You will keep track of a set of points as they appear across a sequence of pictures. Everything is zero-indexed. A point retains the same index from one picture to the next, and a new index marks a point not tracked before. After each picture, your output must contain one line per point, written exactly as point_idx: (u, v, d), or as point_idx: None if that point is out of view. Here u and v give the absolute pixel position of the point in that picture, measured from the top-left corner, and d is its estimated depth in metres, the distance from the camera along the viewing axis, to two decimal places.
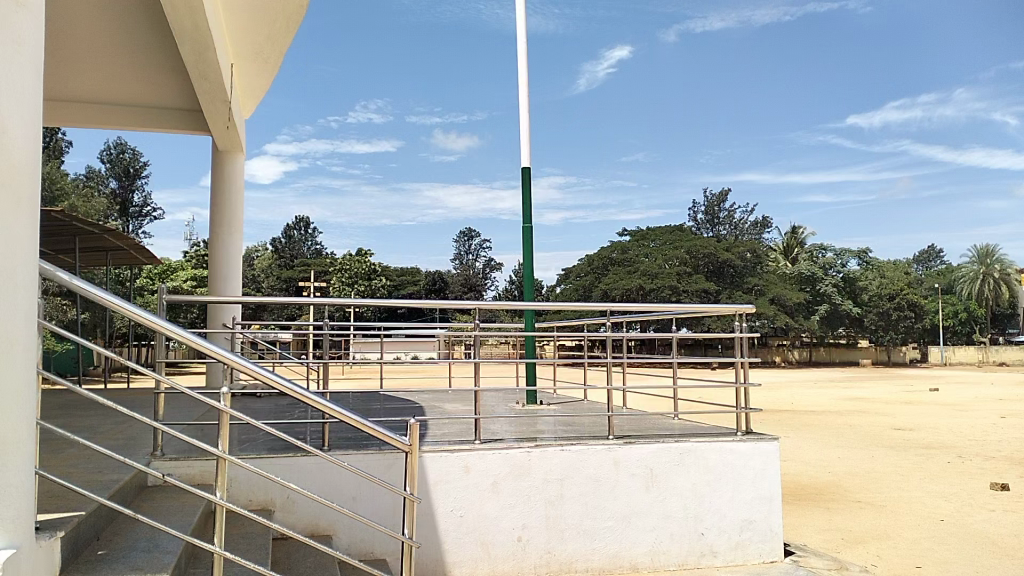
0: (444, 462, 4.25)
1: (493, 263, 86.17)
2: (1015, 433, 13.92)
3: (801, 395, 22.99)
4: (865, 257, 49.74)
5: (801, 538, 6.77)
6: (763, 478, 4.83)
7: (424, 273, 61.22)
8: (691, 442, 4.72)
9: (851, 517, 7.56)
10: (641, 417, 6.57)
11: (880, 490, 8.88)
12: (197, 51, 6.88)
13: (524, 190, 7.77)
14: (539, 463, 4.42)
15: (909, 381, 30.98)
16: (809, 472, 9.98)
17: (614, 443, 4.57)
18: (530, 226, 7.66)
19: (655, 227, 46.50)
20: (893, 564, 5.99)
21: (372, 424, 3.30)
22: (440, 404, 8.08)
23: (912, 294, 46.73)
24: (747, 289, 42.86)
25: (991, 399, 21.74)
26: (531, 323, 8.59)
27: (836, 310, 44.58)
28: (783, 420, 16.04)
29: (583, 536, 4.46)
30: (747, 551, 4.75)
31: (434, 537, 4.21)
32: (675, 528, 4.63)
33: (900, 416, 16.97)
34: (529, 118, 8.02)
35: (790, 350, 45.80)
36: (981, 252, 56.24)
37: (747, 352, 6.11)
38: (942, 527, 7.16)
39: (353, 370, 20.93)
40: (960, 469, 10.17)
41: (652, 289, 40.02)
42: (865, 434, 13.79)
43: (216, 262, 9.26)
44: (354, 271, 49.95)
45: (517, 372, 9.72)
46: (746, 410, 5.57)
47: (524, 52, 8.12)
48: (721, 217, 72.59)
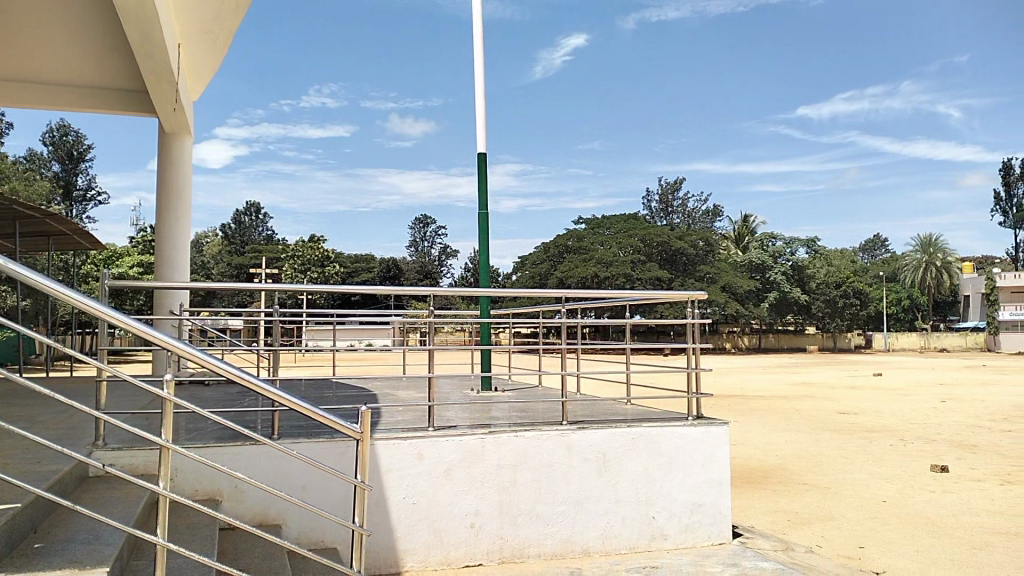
0: (397, 450, 4.21)
1: (449, 251, 86.05)
2: (953, 416, 14.42)
3: (750, 380, 23.46)
4: (814, 245, 50.79)
5: (748, 520, 6.90)
6: (712, 461, 4.90)
7: (379, 259, 60.77)
8: (642, 427, 4.76)
9: (796, 499, 7.74)
10: (595, 403, 6.59)
11: (825, 472, 9.10)
12: (142, 30, 6.65)
13: (479, 177, 7.72)
14: (492, 450, 4.41)
15: (855, 367, 31.90)
16: (757, 455, 10.19)
17: (567, 429, 4.59)
18: (485, 213, 7.63)
19: (609, 215, 46.94)
20: (836, 545, 6.14)
21: (322, 413, 3.24)
22: (393, 391, 8.02)
23: (857, 282, 47.99)
24: (699, 276, 43.46)
25: (931, 384, 22.49)
26: (486, 310, 8.55)
27: (785, 297, 45.67)
28: (733, 405, 16.36)
29: (536, 521, 4.47)
30: (696, 534, 4.83)
31: (386, 524, 4.17)
32: (627, 512, 4.68)
33: (844, 400, 17.47)
34: (484, 104, 7.97)
35: (740, 337, 46.73)
36: (925, 241, 58.58)
37: (698, 338, 6.18)
38: (883, 508, 7.37)
39: (306, 357, 20.73)
40: (901, 451, 10.50)
41: (607, 277, 40.27)
42: (811, 418, 14.13)
43: (164, 247, 9.01)
44: (307, 258, 49.44)
45: (471, 358, 9.67)
46: (697, 395, 5.64)
47: (480, 38, 8.05)
48: (674, 205, 73.39)
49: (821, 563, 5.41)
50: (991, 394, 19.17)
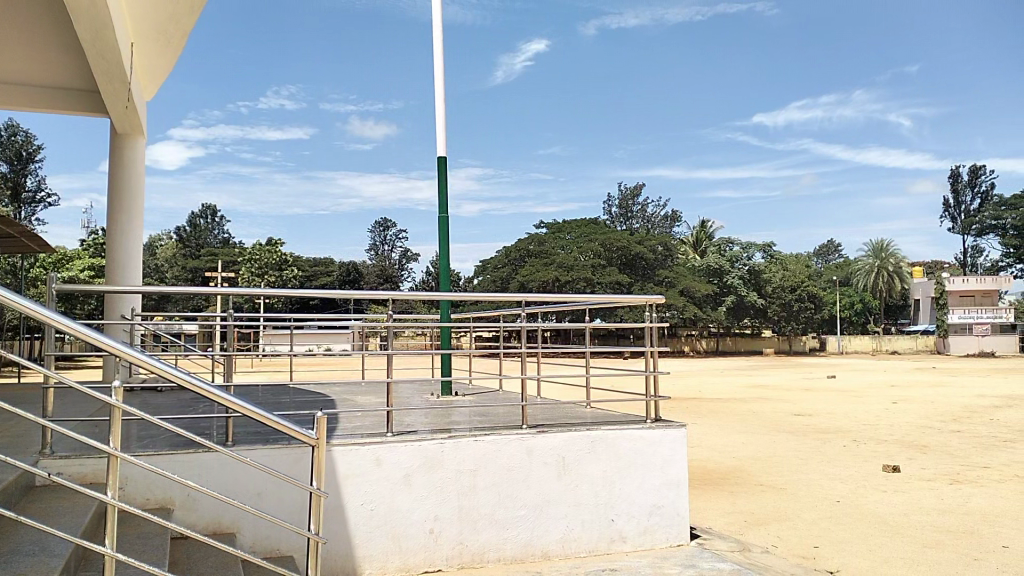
0: (355, 455, 4.15)
1: (410, 255, 85.71)
2: (905, 418, 14.76)
3: (707, 383, 23.76)
4: (769, 250, 51.64)
5: (706, 521, 6.97)
6: (670, 464, 4.93)
7: (339, 263, 60.28)
8: (601, 430, 4.78)
9: (753, 500, 7.84)
10: (554, 406, 6.60)
11: (781, 473, 9.24)
12: (93, 28, 6.49)
13: (439, 180, 7.69)
14: (452, 455, 4.38)
15: (809, 369, 32.55)
16: (715, 457, 10.31)
17: (527, 432, 4.59)
18: (445, 217, 7.59)
19: (570, 220, 47.27)
20: (791, 545, 6.24)
21: (277, 418, 3.18)
22: (351, 396, 7.94)
23: (812, 286, 48.94)
24: (658, 281, 43.89)
25: (882, 386, 23.03)
26: (445, 314, 8.52)
27: (742, 301, 46.42)
28: (692, 408, 16.54)
29: (496, 526, 4.45)
30: (654, 536, 4.86)
31: (344, 531, 4.10)
32: (587, 515, 4.68)
33: (798, 402, 17.82)
34: (444, 107, 7.93)
35: (698, 340, 47.31)
36: (877, 247, 60.04)
37: (656, 341, 6.23)
38: (837, 508, 7.51)
39: (264, 362, 20.42)
40: (854, 452, 10.71)
41: (568, 281, 40.46)
42: (767, 420, 14.34)
43: (115, 251, 8.79)
44: (264, 261, 48.77)
45: (432, 362, 9.63)
46: (656, 398, 5.67)
47: (439, 41, 8.03)
48: (634, 210, 74.04)
49: (777, 564, 5.49)
50: (940, 395, 19.69)
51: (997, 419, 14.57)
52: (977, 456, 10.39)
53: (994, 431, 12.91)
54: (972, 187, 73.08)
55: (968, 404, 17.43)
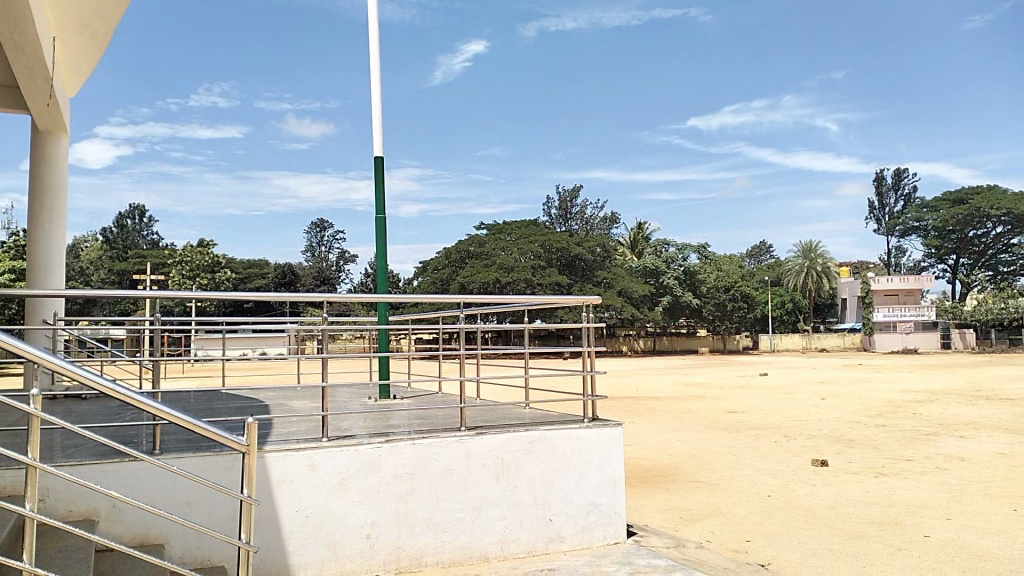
0: (289, 461, 4.07)
1: (348, 256, 84.90)
2: (833, 413, 15.25)
3: (645, 382, 24.09)
4: (704, 251, 52.72)
5: (643, 519, 7.06)
6: (606, 462, 4.99)
7: (274, 264, 59.18)
8: (539, 430, 4.81)
9: (688, 496, 7.98)
10: (493, 407, 6.60)
11: (715, 470, 9.43)
12: (11, 22, 6.21)
13: (377, 180, 7.60)
14: (390, 458, 4.34)
15: (741, 367, 33.42)
16: (652, 455, 10.46)
17: (465, 435, 4.57)
18: (383, 218, 7.51)
19: (510, 221, 47.41)
20: (725, 539, 6.38)
21: (205, 426, 3.10)
22: (286, 401, 7.77)
23: (745, 286, 50.19)
24: (597, 282, 44.44)
25: (812, 383, 23.81)
26: (384, 316, 8.41)
27: (678, 301, 47.31)
28: (629, 406, 16.76)
29: (434, 529, 4.41)
30: (592, 534, 4.91)
31: (278, 539, 4.01)
32: (525, 516, 4.70)
33: (732, 400, 18.22)
34: (382, 108, 7.85)
35: (636, 340, 48.09)
36: (806, 247, 62.05)
37: (593, 342, 6.28)
38: (769, 502, 7.70)
39: (198, 367, 19.92)
40: (785, 447, 11.02)
41: (509, 282, 40.50)
42: (702, 417, 14.65)
43: (38, 253, 8.44)
44: (196, 263, 47.53)
45: (368, 365, 9.48)
46: (592, 397, 5.72)
47: (376, 41, 7.94)
48: (573, 212, 74.72)
49: (712, 558, 5.60)
50: (865, 391, 20.42)
51: (919, 413, 15.17)
52: (901, 449, 10.80)
53: (916, 424, 13.44)
54: (895, 190, 75.99)
55: (893, 399, 18.11)
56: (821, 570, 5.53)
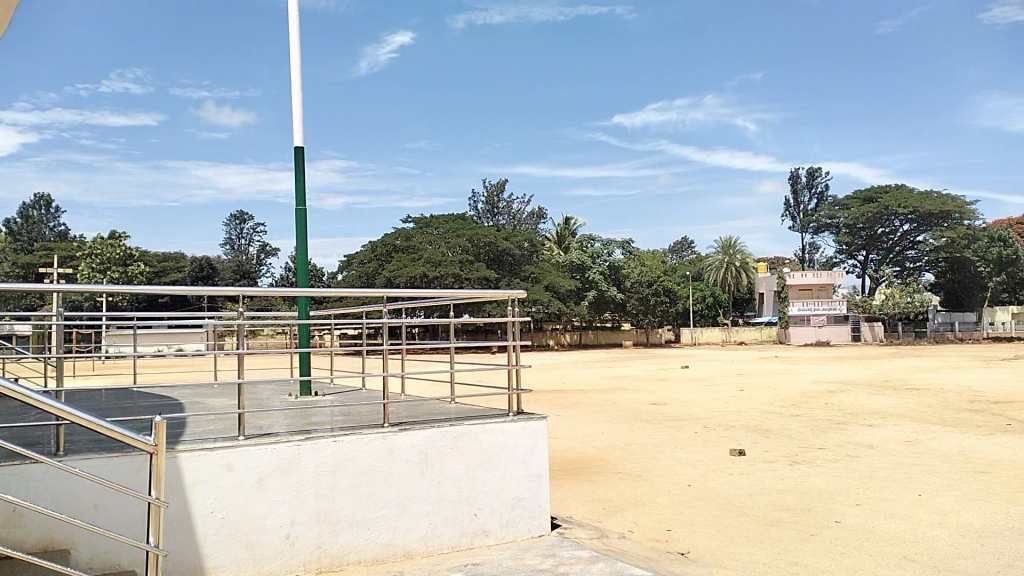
0: (203, 462, 3.90)
1: (270, 249, 83.01)
2: (750, 404, 15.74)
3: (571, 376, 24.37)
4: (629, 247, 53.53)
5: (566, 511, 7.13)
6: (532, 455, 5.01)
7: (191, 258, 57.24)
8: (464, 425, 4.77)
9: (611, 488, 8.08)
10: (418, 403, 6.53)
11: (638, 460, 9.59)
12: None
13: (297, 171, 7.41)
14: (311, 456, 4.22)
15: (663, 359, 34.09)
16: (575, 447, 10.57)
17: (389, 431, 4.50)
18: (304, 209, 7.32)
19: (437, 215, 47.16)
20: (647, 529, 6.49)
21: (111, 426, 2.96)
22: (202, 399, 7.51)
23: (667, 281, 51.29)
24: (524, 276, 44.66)
25: (731, 374, 24.49)
26: (304, 311, 8.22)
27: (603, 296, 47.96)
28: (554, 399, 16.90)
29: (355, 528, 4.32)
30: (517, 527, 4.92)
31: (192, 540, 3.85)
32: (450, 511, 4.66)
33: (655, 391, 18.61)
34: (303, 98, 7.65)
35: (562, 334, 48.68)
36: (725, 244, 63.90)
37: (518, 335, 6.29)
38: (689, 492, 7.86)
39: (111, 364, 19.09)
40: (704, 437, 11.31)
41: (436, 277, 40.19)
42: (625, 409, 14.90)
43: None
44: (107, 256, 45.65)
45: (289, 361, 9.24)
46: (518, 391, 5.72)
47: (296, 28, 7.72)
48: (500, 207, 74.83)
49: (633, 548, 5.68)
50: (781, 382, 21.18)
51: (831, 402, 15.80)
52: (814, 438, 11.21)
53: (827, 414, 13.99)
54: (809, 188, 78.83)
55: (806, 389, 18.78)
56: (738, 557, 5.68)
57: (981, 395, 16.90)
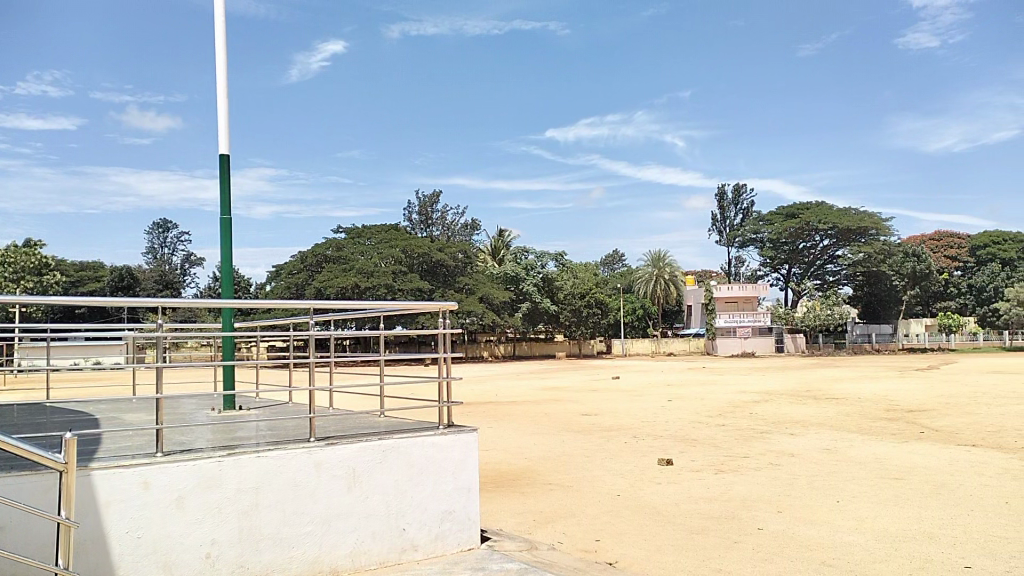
0: (119, 479, 3.75)
1: (194, 259, 80.46)
2: (679, 414, 16.04)
3: (503, 387, 24.34)
4: (562, 259, 53.91)
5: (497, 523, 7.09)
6: (462, 468, 4.99)
7: (110, 267, 54.96)
8: (393, 438, 4.72)
9: (541, 499, 8.09)
10: (346, 416, 6.42)
11: (568, 471, 9.63)
12: None
13: (222, 179, 7.22)
14: (232, 473, 4.10)
15: (594, 371, 34.45)
16: (506, 459, 10.56)
17: (315, 446, 4.41)
18: (228, 218, 7.15)
19: (370, 225, 46.69)
20: (576, 540, 6.52)
21: (17, 444, 2.82)
22: (119, 414, 7.19)
23: (599, 293, 51.92)
24: (458, 288, 44.52)
25: (661, 385, 24.94)
26: (228, 322, 8.00)
27: (537, 307, 48.22)
28: (487, 411, 16.86)
29: (279, 545, 4.21)
30: (446, 542, 4.88)
31: (105, 563, 3.68)
32: (378, 526, 4.59)
33: (586, 402, 18.77)
34: (227, 106, 7.48)
35: (496, 345, 48.84)
36: (656, 256, 65.05)
37: (449, 348, 6.25)
38: (618, 502, 7.94)
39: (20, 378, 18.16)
40: (633, 447, 11.47)
41: (368, 287, 39.73)
42: (557, 420, 14.97)
43: None
44: (20, 264, 43.46)
45: (212, 374, 8.97)
46: (448, 404, 5.69)
47: (222, 36, 7.55)
48: (433, 217, 74.55)
49: (563, 559, 5.70)
50: (708, 392, 21.63)
51: (755, 412, 16.21)
52: (738, 447, 11.49)
53: (751, 423, 14.35)
54: (735, 203, 81.08)
55: (733, 399, 19.24)
56: (665, 565, 5.78)
57: (896, 404, 17.65)
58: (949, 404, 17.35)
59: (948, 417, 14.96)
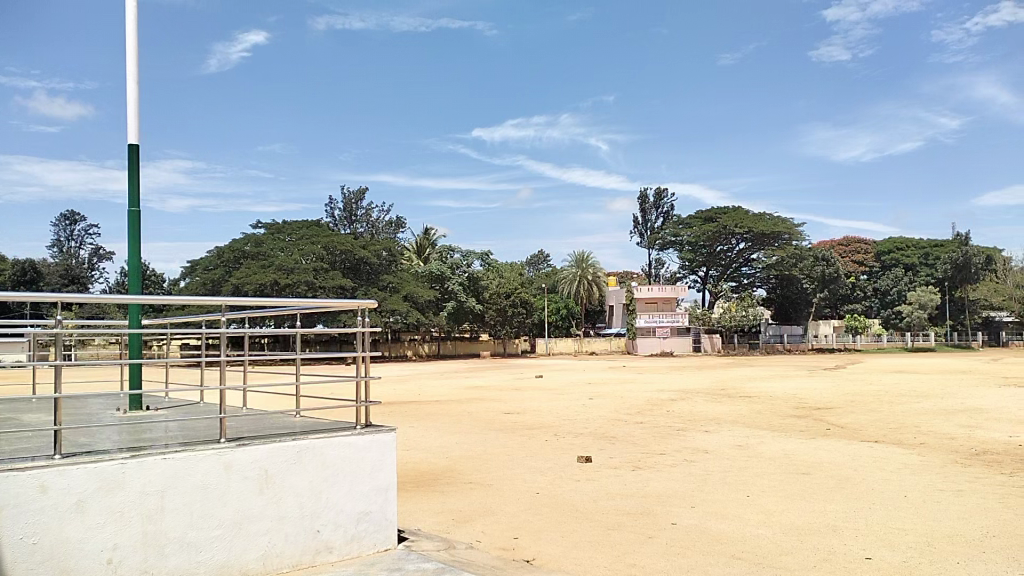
0: (14, 482, 3.56)
1: (103, 253, 76.79)
2: (598, 412, 16.30)
3: (426, 386, 24.19)
4: (487, 258, 53.82)
5: (415, 523, 7.05)
6: (380, 468, 4.94)
7: (11, 261, 51.87)
8: (308, 439, 4.62)
9: (462, 499, 8.06)
10: (260, 417, 6.26)
11: (489, 470, 9.63)
12: None
13: (130, 172, 6.94)
14: (137, 476, 3.93)
15: (517, 370, 34.57)
16: (427, 458, 10.50)
17: (225, 447, 4.27)
18: (136, 210, 6.87)
19: (290, 221, 45.70)
20: (494, 538, 6.54)
21: None
22: (17, 415, 6.81)
23: (524, 292, 52.05)
24: (382, 286, 44.08)
25: (582, 383, 25.34)
26: (135, 319, 7.68)
27: (462, 306, 48.09)
28: (409, 410, 16.76)
29: (186, 550, 4.06)
30: (362, 542, 4.82)
31: None
32: (291, 529, 4.49)
33: (509, 401, 18.86)
34: (137, 94, 7.19)
35: (421, 344, 48.61)
36: (579, 257, 65.66)
37: (368, 346, 6.16)
38: (537, 500, 8.00)
39: None
40: (553, 445, 11.59)
41: (288, 285, 38.91)
42: (478, 419, 15.01)
43: None
44: None
45: (119, 372, 8.59)
46: (366, 403, 5.61)
47: (131, 20, 7.25)
48: (357, 214, 73.47)
49: (480, 558, 5.71)
50: (627, 391, 22.06)
51: (672, 410, 16.61)
52: (656, 444, 11.74)
53: (668, 420, 14.72)
54: (657, 206, 82.84)
55: (651, 397, 19.67)
56: (581, 562, 5.84)
57: (804, 402, 18.38)
58: (853, 402, 18.16)
59: (852, 415, 15.65)
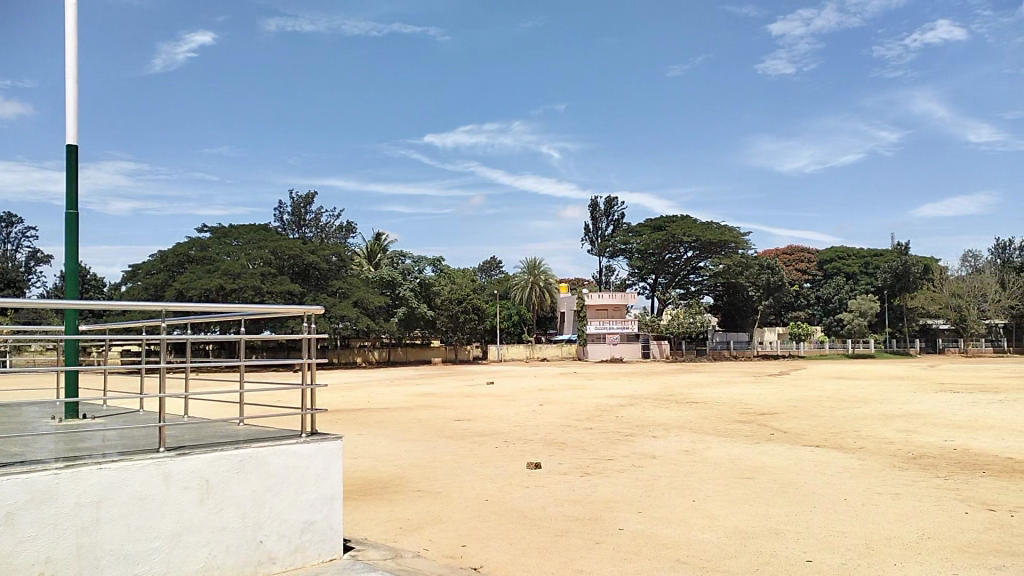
0: None
1: (40, 257, 73.88)
2: (548, 418, 16.32)
3: (375, 394, 23.89)
4: (439, 265, 53.53)
5: (362, 532, 6.97)
6: (324, 477, 4.89)
7: None
8: (250, 448, 4.54)
9: (410, 507, 7.99)
10: (202, 425, 6.12)
11: (438, 478, 9.57)
12: None
13: (68, 173, 6.74)
14: (70, 486, 3.81)
15: (469, 376, 34.44)
16: (375, 466, 10.38)
17: (164, 457, 4.17)
18: (74, 213, 6.67)
19: (237, 225, 44.83)
20: (442, 546, 6.50)
21: None
22: None
23: (476, 299, 51.91)
24: (331, 291, 43.67)
25: (534, 389, 25.33)
26: (73, 325, 7.42)
27: (413, 313, 47.80)
28: (358, 418, 16.52)
29: (123, 563, 3.95)
30: (306, 553, 4.75)
31: None
32: (232, 540, 4.40)
33: (460, 408, 18.73)
34: (76, 92, 6.99)
35: (371, 351, 48.14)
36: (530, 264, 65.45)
37: (315, 353, 6.08)
38: (485, 507, 7.99)
39: None
40: (503, 452, 11.58)
41: (233, 290, 38.21)
42: (428, 426, 14.88)
43: None
44: None
45: (55, 380, 8.28)
46: (311, 410, 5.54)
47: (70, 17, 7.06)
48: (307, 219, 72.37)
49: (427, 566, 5.67)
50: (577, 397, 22.15)
51: (620, 416, 16.74)
52: (604, 450, 11.82)
53: (617, 427, 14.82)
54: (608, 214, 83.50)
55: (600, 404, 19.78)
56: (529, 569, 5.85)
57: (749, 408, 18.70)
58: (797, 407, 18.56)
59: (795, 420, 15.99)
